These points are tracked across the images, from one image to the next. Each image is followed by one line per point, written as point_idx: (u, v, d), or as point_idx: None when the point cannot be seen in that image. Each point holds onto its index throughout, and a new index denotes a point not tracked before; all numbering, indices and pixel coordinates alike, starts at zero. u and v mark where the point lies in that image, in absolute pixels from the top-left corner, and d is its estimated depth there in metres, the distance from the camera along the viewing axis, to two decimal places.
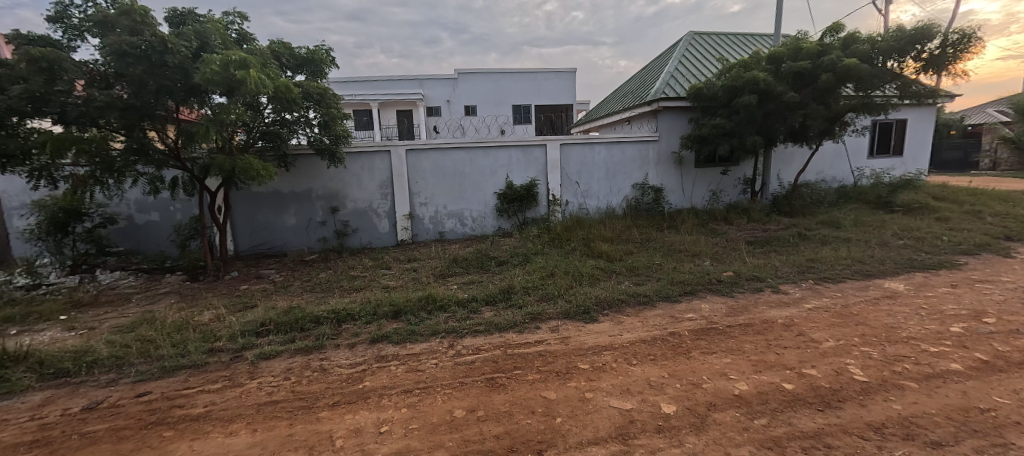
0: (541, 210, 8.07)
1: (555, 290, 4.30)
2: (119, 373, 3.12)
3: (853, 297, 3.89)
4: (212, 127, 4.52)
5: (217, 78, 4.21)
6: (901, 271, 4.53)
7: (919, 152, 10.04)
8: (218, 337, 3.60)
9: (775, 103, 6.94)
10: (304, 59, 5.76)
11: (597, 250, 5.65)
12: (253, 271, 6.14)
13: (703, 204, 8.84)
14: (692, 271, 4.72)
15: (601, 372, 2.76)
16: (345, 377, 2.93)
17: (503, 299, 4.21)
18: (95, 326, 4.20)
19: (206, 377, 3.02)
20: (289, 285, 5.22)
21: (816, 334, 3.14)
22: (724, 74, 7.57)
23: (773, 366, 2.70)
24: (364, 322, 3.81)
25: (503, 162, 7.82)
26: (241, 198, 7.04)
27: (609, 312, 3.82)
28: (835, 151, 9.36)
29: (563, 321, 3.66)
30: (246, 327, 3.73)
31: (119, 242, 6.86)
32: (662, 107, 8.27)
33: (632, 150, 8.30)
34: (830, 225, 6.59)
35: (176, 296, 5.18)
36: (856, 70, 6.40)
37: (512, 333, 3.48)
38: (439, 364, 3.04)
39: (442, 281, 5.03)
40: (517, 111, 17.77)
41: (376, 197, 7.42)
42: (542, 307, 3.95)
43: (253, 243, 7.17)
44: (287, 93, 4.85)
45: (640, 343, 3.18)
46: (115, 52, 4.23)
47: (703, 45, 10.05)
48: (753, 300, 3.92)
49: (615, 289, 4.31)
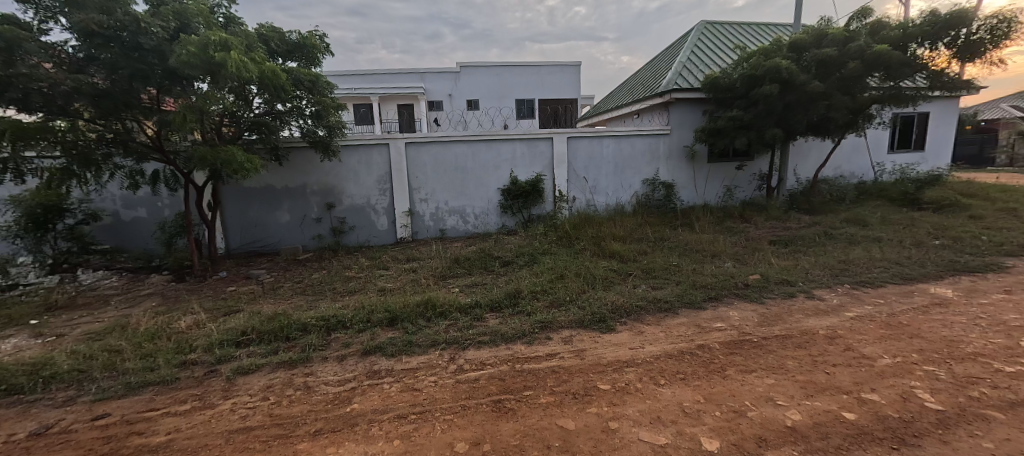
0: (547, 207, 7.69)
1: (566, 295, 3.91)
2: (79, 390, 2.77)
3: (898, 304, 3.51)
4: (190, 115, 4.08)
5: (197, 64, 3.80)
6: (944, 275, 4.14)
7: (941, 147, 9.63)
8: (193, 347, 3.22)
9: (797, 93, 6.49)
10: (295, 45, 5.36)
11: (609, 250, 5.28)
12: (243, 271, 5.77)
13: (716, 200, 8.45)
14: (715, 273, 4.33)
15: (625, 395, 2.39)
16: (331, 397, 2.57)
17: (509, 304, 3.82)
18: (65, 333, 3.84)
19: (174, 396, 2.66)
20: (278, 288, 4.86)
21: (866, 349, 2.78)
22: (742, 63, 7.06)
23: (825, 389, 2.34)
24: (356, 330, 3.45)
25: (507, 156, 7.44)
26: (231, 194, 6.67)
27: (627, 320, 3.44)
28: (855, 145, 8.94)
29: (576, 331, 3.29)
30: (225, 336, 3.34)
31: (104, 239, 6.54)
32: (675, 99, 7.83)
33: (641, 143, 7.89)
34: (856, 223, 6.17)
35: (157, 299, 4.80)
36: (887, 57, 5.99)
37: (520, 345, 3.12)
38: (438, 382, 2.68)
39: (442, 283, 4.65)
40: (520, 105, 17.33)
41: (374, 193, 7.06)
42: (552, 314, 3.56)
43: (245, 240, 6.82)
44: (274, 79, 4.37)
45: (666, 358, 2.81)
46: (84, 32, 3.84)
47: (717, 34, 9.58)
48: (787, 307, 3.53)
49: (632, 294, 3.93)
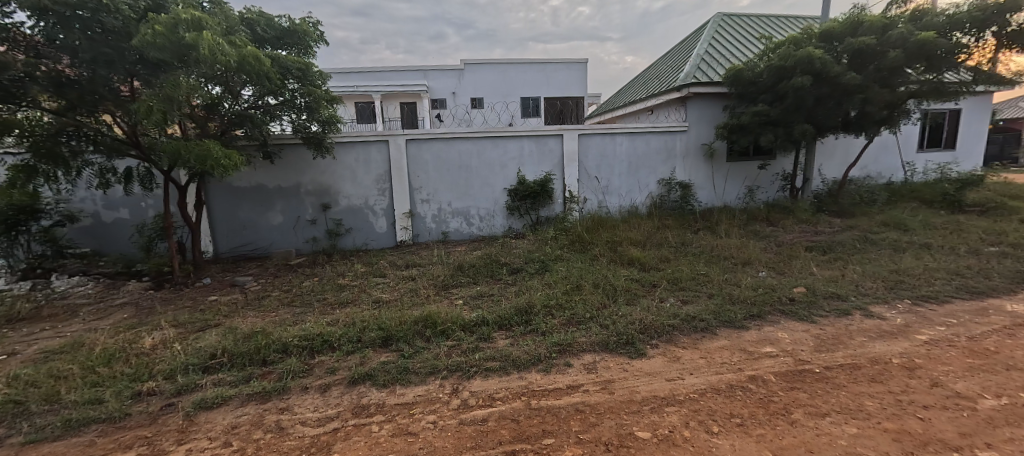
0: (557, 208, 7.21)
1: (585, 311, 3.41)
2: (7, 430, 2.30)
3: (975, 325, 3.02)
4: (159, 106, 3.44)
5: (164, 47, 3.33)
6: (1016, 288, 3.64)
7: (973, 146, 9.09)
8: (153, 373, 2.75)
9: (831, 86, 5.96)
10: (284, 31, 4.91)
11: (627, 256, 4.80)
12: (228, 278, 5.31)
13: (736, 202, 7.93)
14: (752, 285, 3.82)
15: (671, 448, 1.91)
16: (308, 444, 2.10)
17: (521, 321, 3.35)
18: (16, 351, 3.38)
19: (119, 440, 2.19)
20: (263, 298, 4.41)
21: (959, 385, 2.29)
22: (768, 53, 6.56)
23: (927, 444, 1.85)
24: (344, 353, 2.98)
25: (514, 154, 6.96)
26: (219, 193, 6.23)
27: (659, 343, 2.95)
28: (883, 144, 8.40)
29: (600, 356, 2.80)
30: (192, 359, 2.86)
31: (81, 242, 6.12)
32: (693, 94, 7.32)
33: (657, 141, 7.38)
34: (896, 228, 5.65)
35: (131, 309, 4.35)
36: (932, 46, 5.47)
37: (536, 373, 2.64)
38: (438, 424, 2.20)
39: (444, 294, 4.18)
40: (525, 104, 16.83)
41: (372, 193, 6.61)
42: (571, 333, 3.08)
43: (234, 243, 6.38)
44: (257, 66, 3.87)
45: (713, 394, 2.33)
46: (40, 10, 3.38)
47: (735, 26, 9.06)
48: (844, 328, 3.04)
49: (660, 309, 3.44)
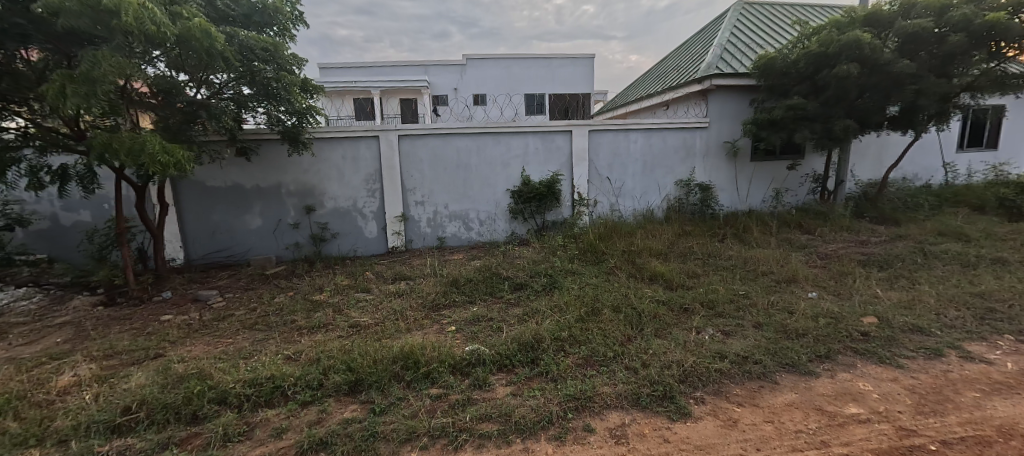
0: (564, 212, 6.54)
1: (606, 347, 2.74)
2: None
3: None
4: (75, 87, 2.77)
5: (81, 14, 2.74)
6: None
7: (1017, 145, 8.32)
8: (43, 436, 2.09)
9: (877, 75, 5.25)
10: (251, 6, 4.23)
11: (648, 270, 4.12)
12: (192, 291, 4.66)
13: (760, 205, 7.23)
14: (808, 312, 3.12)
15: None
16: None
17: (525, 359, 2.68)
18: None
19: None
20: (223, 319, 3.75)
21: None
22: (803, 40, 5.84)
23: None
24: (299, 404, 2.32)
25: (518, 151, 6.28)
26: (189, 194, 5.58)
27: (704, 396, 2.27)
28: (921, 143, 7.66)
29: (630, 416, 2.13)
30: (99, 415, 2.20)
31: (36, 247, 5.50)
32: (716, 86, 6.62)
33: (676, 138, 6.68)
34: (955, 238, 4.93)
35: (68, 332, 3.70)
36: (1003, 29, 4.76)
37: (548, 443, 1.96)
38: None
39: (434, 318, 3.51)
40: (530, 100, 16.13)
41: (361, 194, 5.95)
42: (590, 379, 2.41)
43: (207, 249, 5.74)
44: (202, 40, 3.20)
45: None
46: None
47: (758, 14, 8.33)
48: (943, 378, 2.35)
49: (698, 345, 2.76)
